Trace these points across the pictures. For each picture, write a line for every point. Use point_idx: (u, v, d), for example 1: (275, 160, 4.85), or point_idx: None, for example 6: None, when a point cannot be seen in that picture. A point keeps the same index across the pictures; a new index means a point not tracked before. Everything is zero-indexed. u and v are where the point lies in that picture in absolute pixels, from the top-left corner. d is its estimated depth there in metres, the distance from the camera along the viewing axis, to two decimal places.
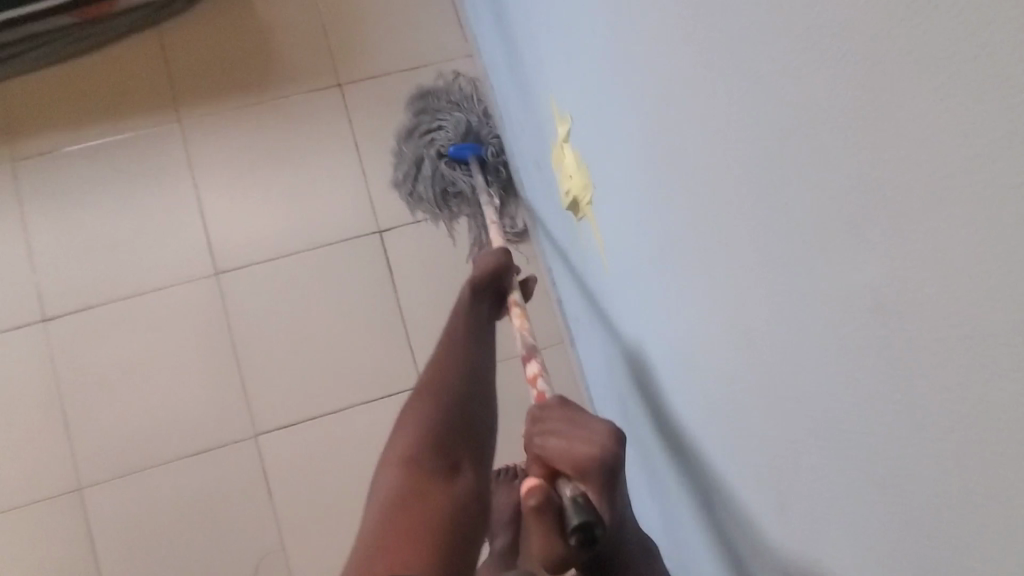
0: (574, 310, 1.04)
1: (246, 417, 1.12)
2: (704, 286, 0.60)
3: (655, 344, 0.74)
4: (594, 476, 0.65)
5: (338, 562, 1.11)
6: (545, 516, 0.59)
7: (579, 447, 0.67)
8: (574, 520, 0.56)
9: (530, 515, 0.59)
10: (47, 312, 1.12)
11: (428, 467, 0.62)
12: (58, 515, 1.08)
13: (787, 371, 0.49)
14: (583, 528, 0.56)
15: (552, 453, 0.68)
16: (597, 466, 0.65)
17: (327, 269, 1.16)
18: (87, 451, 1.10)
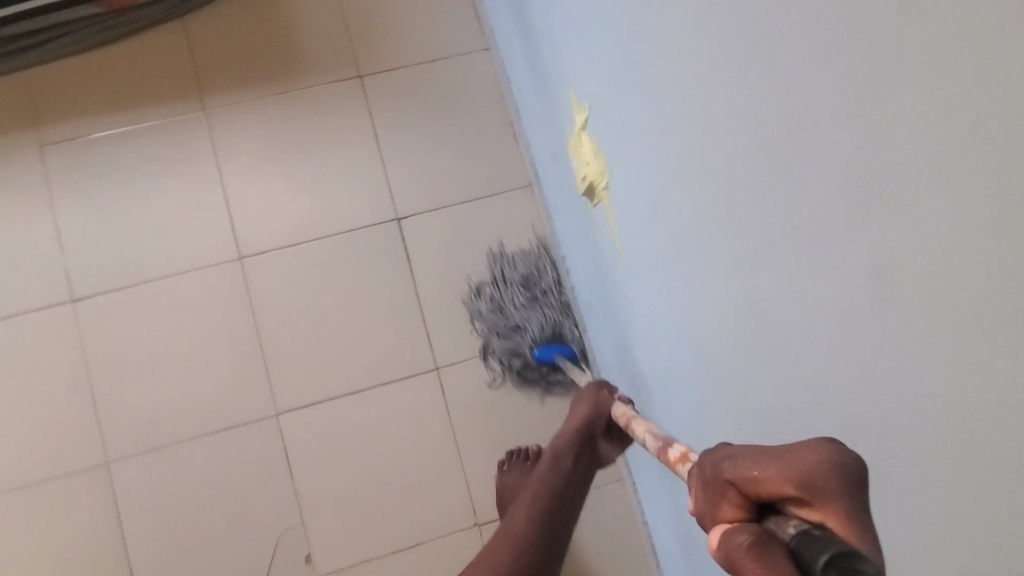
0: (588, 294, 1.09)
1: (267, 396, 1.16)
2: (709, 254, 0.64)
3: (665, 314, 0.78)
4: (838, 493, 0.34)
5: (357, 535, 1.15)
6: (769, 570, 0.33)
7: (790, 455, 0.36)
8: (817, 557, 0.31)
9: (745, 569, 0.34)
10: (76, 292, 1.16)
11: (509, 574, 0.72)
12: (86, 488, 1.12)
13: (792, 330, 0.54)
14: (836, 566, 0.31)
15: (755, 476, 0.38)
16: (834, 472, 0.34)
17: (348, 255, 1.20)
18: (114, 428, 1.14)
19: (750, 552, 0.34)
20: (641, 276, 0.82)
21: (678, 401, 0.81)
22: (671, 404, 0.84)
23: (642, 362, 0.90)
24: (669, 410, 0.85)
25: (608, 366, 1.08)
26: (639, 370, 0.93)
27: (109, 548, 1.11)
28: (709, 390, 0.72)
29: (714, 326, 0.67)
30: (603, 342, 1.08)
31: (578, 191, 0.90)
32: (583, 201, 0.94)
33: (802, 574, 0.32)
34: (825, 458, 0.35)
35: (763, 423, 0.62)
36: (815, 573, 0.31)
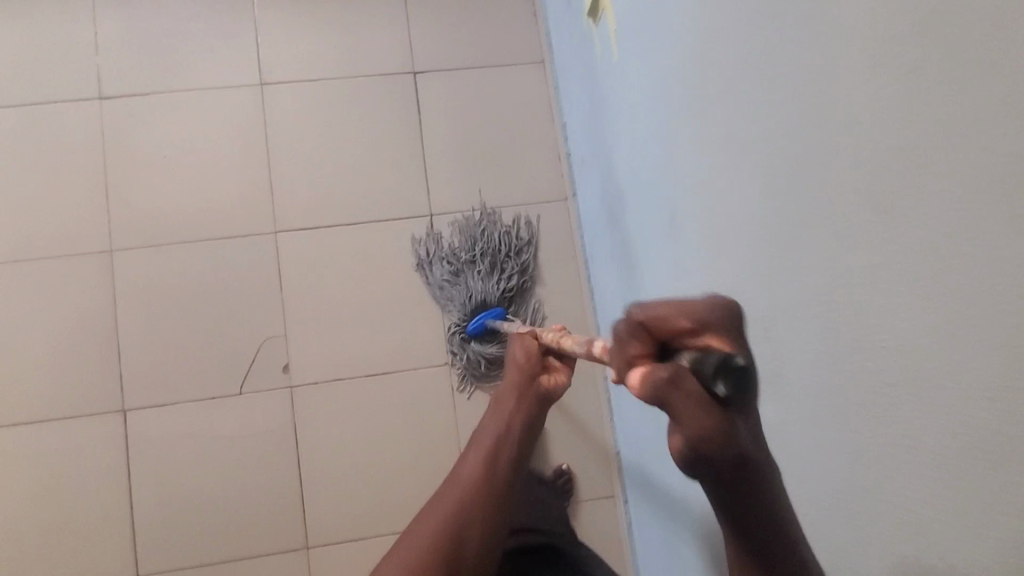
0: (580, 144, 1.17)
1: (269, 211, 1.23)
2: (690, 25, 0.72)
3: (647, 116, 0.86)
4: (719, 325, 0.41)
5: (334, 352, 1.22)
6: (682, 390, 0.36)
7: (687, 303, 0.42)
8: (709, 359, 0.36)
9: (663, 392, 0.37)
10: (104, 92, 1.23)
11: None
12: (89, 269, 1.20)
13: (751, 61, 0.62)
14: (726, 364, 0.36)
15: (655, 317, 0.42)
16: (720, 313, 0.41)
17: (362, 96, 1.27)
18: (121, 219, 1.21)
19: (667, 379, 0.36)
20: (629, 86, 0.90)
21: (650, 205, 0.90)
22: (644, 212, 0.93)
23: (621, 182, 0.99)
24: (644, 226, 0.93)
25: (591, 212, 1.16)
26: (619, 193, 1.01)
27: (103, 329, 1.19)
28: (681, 179, 0.80)
29: (689, 101, 0.75)
30: (587, 189, 1.17)
31: (586, 11, 0.97)
32: (587, 31, 1.01)
33: (706, 385, 0.36)
34: (712, 300, 0.42)
35: (719, 179, 0.71)
36: (709, 376, 0.36)
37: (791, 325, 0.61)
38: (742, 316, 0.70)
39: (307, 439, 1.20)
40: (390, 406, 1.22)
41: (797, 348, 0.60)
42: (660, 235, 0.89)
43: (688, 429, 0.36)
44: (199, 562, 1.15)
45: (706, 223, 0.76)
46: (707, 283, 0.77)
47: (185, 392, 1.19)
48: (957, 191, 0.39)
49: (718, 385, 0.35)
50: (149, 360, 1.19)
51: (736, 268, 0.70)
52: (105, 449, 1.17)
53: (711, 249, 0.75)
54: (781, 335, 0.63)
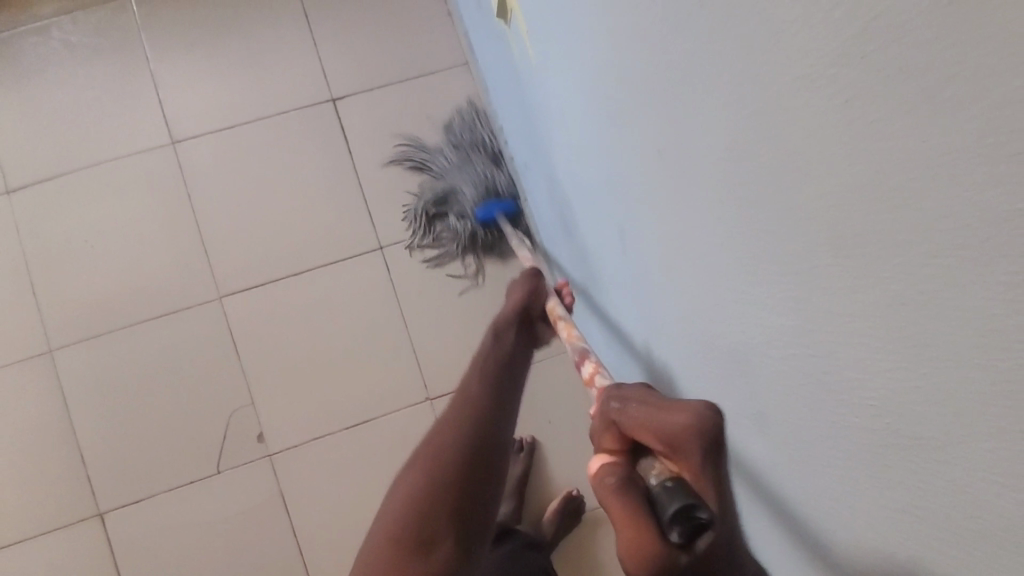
0: (520, 150, 1.09)
1: (209, 277, 1.16)
2: (597, 23, 0.65)
3: (576, 121, 0.79)
4: (695, 451, 0.37)
5: (307, 411, 1.16)
6: (626, 499, 0.36)
7: (667, 416, 0.39)
8: (671, 503, 0.34)
9: (608, 494, 0.37)
10: (10, 185, 1.14)
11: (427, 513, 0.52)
12: (31, 374, 1.12)
13: (658, 64, 0.54)
14: (684, 513, 0.33)
15: (632, 423, 0.42)
16: (695, 437, 0.37)
17: (283, 137, 1.19)
18: (54, 316, 1.13)
19: (617, 487, 0.37)
20: (554, 89, 0.82)
21: (595, 216, 0.83)
22: (591, 223, 0.86)
23: (566, 190, 0.92)
24: (596, 240, 0.85)
25: (544, 221, 1.09)
26: (565, 201, 0.94)
27: (59, 436, 1.12)
28: (621, 191, 0.72)
29: (611, 106, 0.68)
30: (536, 197, 1.09)
31: (495, 12, 0.89)
32: (501, 31, 0.93)
33: (661, 527, 0.34)
34: (693, 413, 0.38)
35: (650, 191, 0.64)
36: (666, 521, 0.33)
37: (747, 358, 0.54)
38: (696, 343, 0.63)
39: (297, 508, 1.14)
40: (376, 456, 1.16)
41: (757, 382, 0.53)
42: (610, 248, 0.81)
43: (626, 552, 0.34)
44: None
45: (646, 239, 0.68)
46: (659, 304, 0.70)
47: (159, 484, 1.12)
48: (916, 224, 0.31)
49: (672, 532, 0.33)
50: (115, 459, 1.12)
51: (681, 291, 0.63)
52: (87, 560, 1.10)
53: (656, 268, 0.68)
54: (739, 369, 0.55)
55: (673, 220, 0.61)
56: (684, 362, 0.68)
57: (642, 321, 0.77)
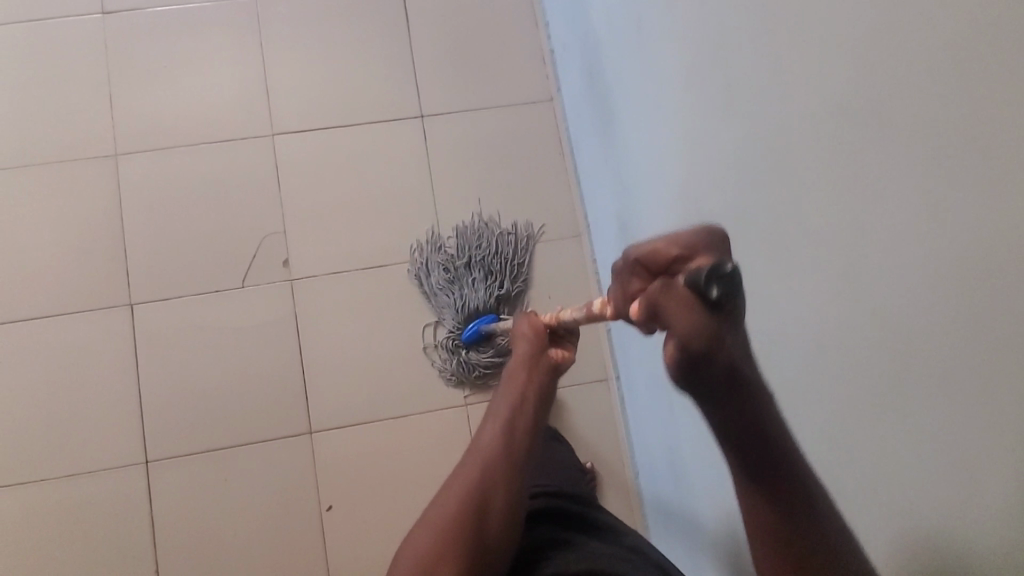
0: (559, 34, 1.26)
1: (267, 114, 1.29)
2: None
3: None
4: (707, 251, 0.45)
5: (331, 245, 1.27)
6: (671, 292, 0.43)
7: (679, 235, 0.46)
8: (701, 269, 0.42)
9: (659, 301, 0.44)
10: (107, 8, 1.29)
11: (450, 542, 0.71)
12: (95, 172, 1.25)
13: None
14: (717, 272, 0.41)
15: (649, 254, 0.47)
16: (704, 237, 0.46)
17: (352, 7, 1.33)
18: (125, 126, 1.27)
19: (665, 286, 0.43)
20: None
21: (619, 52, 0.99)
22: (614, 64, 1.01)
23: (594, 47, 1.07)
24: (619, 81, 1.00)
25: (571, 96, 1.25)
26: (592, 61, 1.09)
27: (109, 229, 1.25)
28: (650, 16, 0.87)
29: None
30: (569, 76, 1.26)
31: None
32: None
33: (700, 291, 0.42)
34: (700, 231, 0.46)
35: None
36: (704, 281, 0.41)
37: (752, 81, 0.68)
38: (709, 104, 0.77)
39: (308, 330, 1.25)
40: (386, 298, 1.27)
41: (759, 102, 0.67)
42: (630, 76, 0.96)
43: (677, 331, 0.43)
44: (207, 446, 1.21)
45: (668, 34, 0.84)
46: (676, 96, 0.85)
47: (190, 286, 1.24)
48: None
49: (710, 290, 0.41)
50: (155, 257, 1.24)
51: (698, 62, 0.78)
52: (115, 341, 1.22)
53: (675, 60, 0.83)
54: (746, 98, 0.69)
55: (695, 14, 0.77)
56: (697, 135, 0.81)
57: (658, 128, 0.91)
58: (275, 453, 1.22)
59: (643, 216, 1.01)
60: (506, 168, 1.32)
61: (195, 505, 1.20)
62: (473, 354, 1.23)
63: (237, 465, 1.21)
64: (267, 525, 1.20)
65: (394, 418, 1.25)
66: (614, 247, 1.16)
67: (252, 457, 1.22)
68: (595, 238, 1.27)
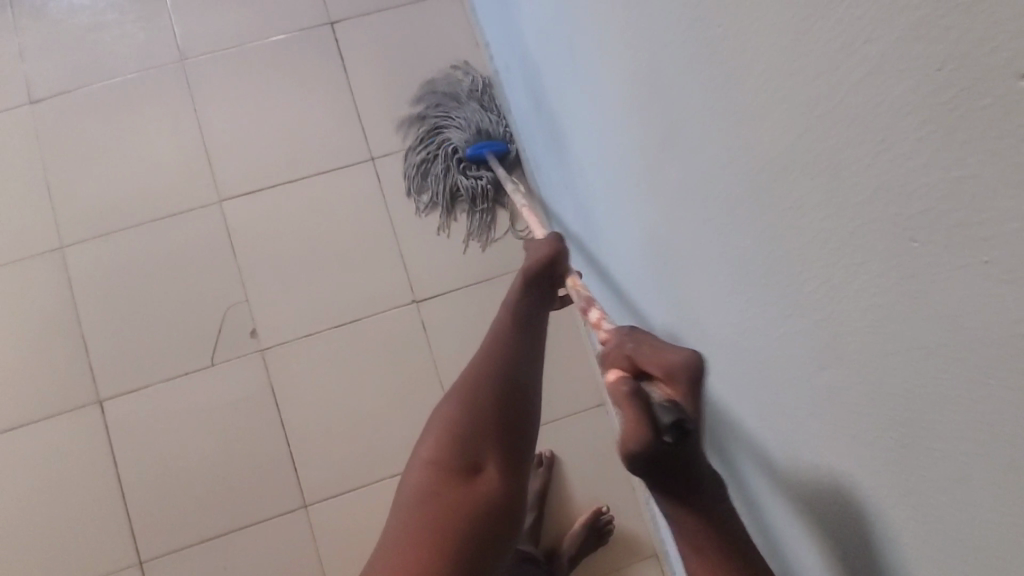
0: (501, 55, 1.18)
1: (211, 180, 1.23)
2: None
3: None
4: (685, 382, 0.48)
5: (298, 307, 1.21)
6: (629, 400, 0.46)
7: (668, 358, 0.50)
8: (666, 414, 0.45)
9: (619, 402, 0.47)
10: (33, 96, 1.24)
11: (469, 440, 0.61)
12: (42, 270, 1.20)
13: None
14: (678, 423, 0.45)
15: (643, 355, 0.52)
16: (686, 376, 0.48)
17: (285, 56, 1.27)
18: (67, 216, 1.21)
19: (629, 393, 0.46)
20: None
21: (552, 72, 0.89)
22: (550, 83, 0.91)
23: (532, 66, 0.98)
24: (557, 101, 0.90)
25: (523, 117, 1.15)
26: (535, 80, 1.01)
27: (66, 327, 1.19)
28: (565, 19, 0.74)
29: None
30: (516, 96, 1.17)
31: None
32: None
33: (657, 430, 0.45)
34: (688, 355, 0.49)
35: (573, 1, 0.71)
36: (663, 426, 0.45)
37: (652, 110, 0.57)
38: (623, 132, 0.66)
39: (286, 401, 1.19)
40: (363, 354, 1.21)
41: (665, 136, 0.56)
42: (564, 98, 0.86)
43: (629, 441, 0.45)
44: (199, 538, 1.15)
45: (578, 54, 0.74)
46: (596, 121, 0.74)
47: (157, 373, 1.18)
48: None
49: (666, 436, 0.44)
50: (116, 348, 1.18)
51: (606, 85, 0.68)
52: (86, 444, 1.16)
53: (590, 82, 0.73)
54: (651, 126, 0.58)
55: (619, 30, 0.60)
56: (621, 165, 0.70)
57: (591, 155, 0.81)
58: (273, 534, 1.16)
59: (608, 250, 0.88)
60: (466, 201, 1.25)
61: None
62: (462, 177, 1.21)
63: (234, 553, 1.16)
64: None
65: (389, 479, 1.19)
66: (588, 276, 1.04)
67: (248, 542, 1.16)
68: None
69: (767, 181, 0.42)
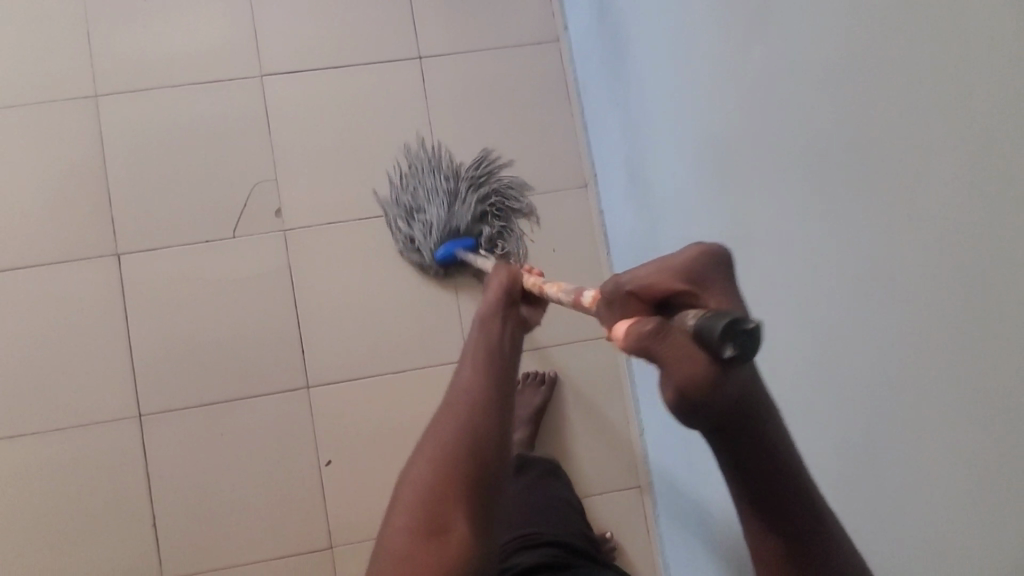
0: None
1: (254, 51, 1.22)
2: None
3: None
4: (711, 279, 0.44)
5: (325, 192, 1.21)
6: (673, 336, 0.38)
7: (680, 262, 0.45)
8: (719, 322, 0.36)
9: (648, 344, 0.39)
10: None
11: (442, 502, 0.65)
12: (74, 113, 1.19)
13: None
14: (736, 330, 0.36)
15: (650, 279, 0.46)
16: (710, 266, 0.44)
17: None
18: (104, 65, 1.20)
19: (659, 330, 0.38)
20: None
21: None
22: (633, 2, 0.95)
23: None
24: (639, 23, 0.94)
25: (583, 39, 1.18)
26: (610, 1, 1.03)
27: (92, 175, 1.18)
28: None
29: None
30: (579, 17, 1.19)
31: None
32: None
33: (712, 348, 0.36)
34: (695, 254, 0.45)
35: None
36: (718, 340, 0.36)
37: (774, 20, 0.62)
38: (728, 43, 0.71)
39: (303, 284, 1.20)
40: (386, 250, 1.22)
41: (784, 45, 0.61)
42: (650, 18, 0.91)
43: (680, 369, 0.38)
44: (199, 401, 1.18)
45: None
46: (692, 36, 0.79)
47: (178, 236, 1.19)
48: None
49: (725, 349, 0.36)
50: (142, 205, 1.19)
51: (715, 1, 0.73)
52: (100, 293, 1.17)
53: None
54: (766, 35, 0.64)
55: None
56: (714, 79, 0.76)
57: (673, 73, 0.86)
58: (275, 406, 1.19)
59: (655, 163, 0.96)
60: (508, 115, 1.25)
61: (190, 461, 1.17)
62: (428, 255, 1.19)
63: (234, 420, 1.19)
64: (268, 480, 1.19)
65: (394, 373, 1.22)
66: (623, 196, 1.13)
67: (248, 413, 1.19)
68: (602, 187, 1.22)
69: (880, 71, 0.49)
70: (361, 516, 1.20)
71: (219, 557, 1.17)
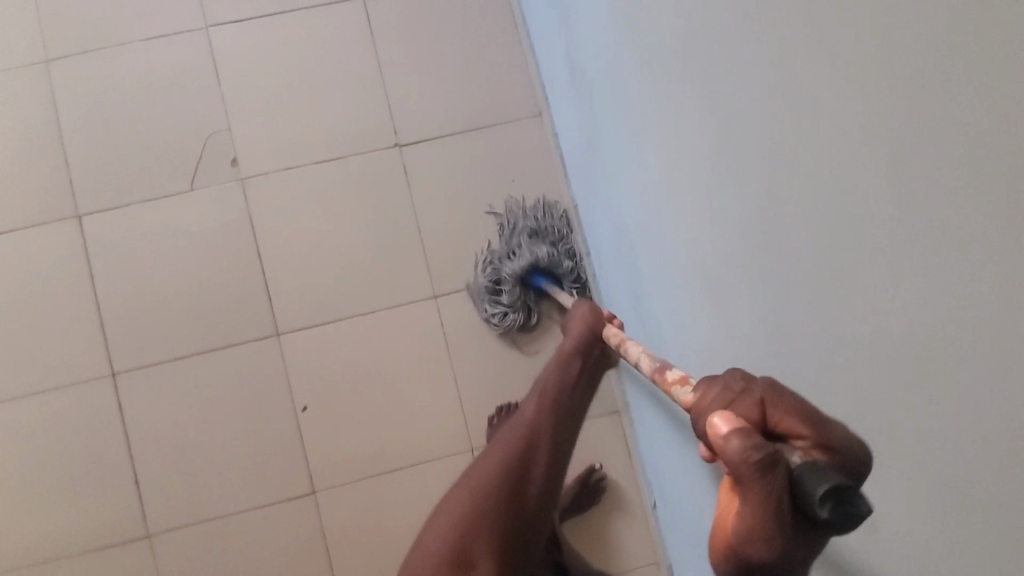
0: None
1: (196, 3, 1.22)
2: None
3: None
4: (833, 440, 0.41)
5: (280, 138, 1.21)
6: (776, 470, 0.36)
7: (812, 406, 0.42)
8: (824, 485, 0.35)
9: (747, 464, 0.37)
10: None
11: (487, 511, 0.69)
12: (26, 80, 1.19)
13: None
14: (838, 498, 0.35)
15: (773, 404, 0.43)
16: (840, 429, 0.41)
17: None
18: (50, 31, 1.20)
19: (768, 460, 0.37)
20: None
21: None
22: None
23: None
24: None
25: None
26: None
27: (48, 139, 1.19)
28: None
29: None
30: None
31: None
32: None
33: (810, 504, 0.35)
34: (837, 418, 0.42)
35: None
36: (817, 500, 0.35)
37: None
38: None
39: (265, 231, 1.20)
40: (344, 192, 1.21)
41: None
42: None
43: (755, 508, 0.37)
44: (172, 356, 1.18)
45: None
46: None
47: (138, 194, 1.19)
48: None
49: (822, 510, 0.34)
50: (99, 166, 1.19)
51: None
52: (65, 256, 1.18)
53: None
54: None
55: None
56: None
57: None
58: (246, 356, 1.19)
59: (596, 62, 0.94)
60: (457, 49, 1.24)
61: (168, 416, 1.18)
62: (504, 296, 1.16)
63: (206, 372, 1.19)
64: (245, 431, 1.19)
65: (363, 315, 1.21)
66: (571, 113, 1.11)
67: (222, 365, 1.19)
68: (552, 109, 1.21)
69: None
70: (343, 458, 1.19)
71: (204, 508, 1.18)
